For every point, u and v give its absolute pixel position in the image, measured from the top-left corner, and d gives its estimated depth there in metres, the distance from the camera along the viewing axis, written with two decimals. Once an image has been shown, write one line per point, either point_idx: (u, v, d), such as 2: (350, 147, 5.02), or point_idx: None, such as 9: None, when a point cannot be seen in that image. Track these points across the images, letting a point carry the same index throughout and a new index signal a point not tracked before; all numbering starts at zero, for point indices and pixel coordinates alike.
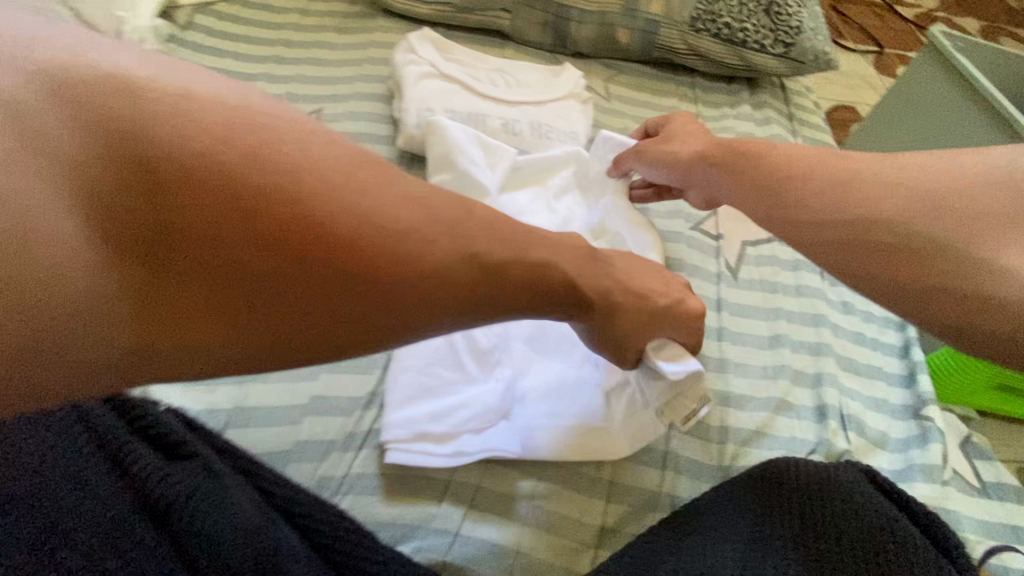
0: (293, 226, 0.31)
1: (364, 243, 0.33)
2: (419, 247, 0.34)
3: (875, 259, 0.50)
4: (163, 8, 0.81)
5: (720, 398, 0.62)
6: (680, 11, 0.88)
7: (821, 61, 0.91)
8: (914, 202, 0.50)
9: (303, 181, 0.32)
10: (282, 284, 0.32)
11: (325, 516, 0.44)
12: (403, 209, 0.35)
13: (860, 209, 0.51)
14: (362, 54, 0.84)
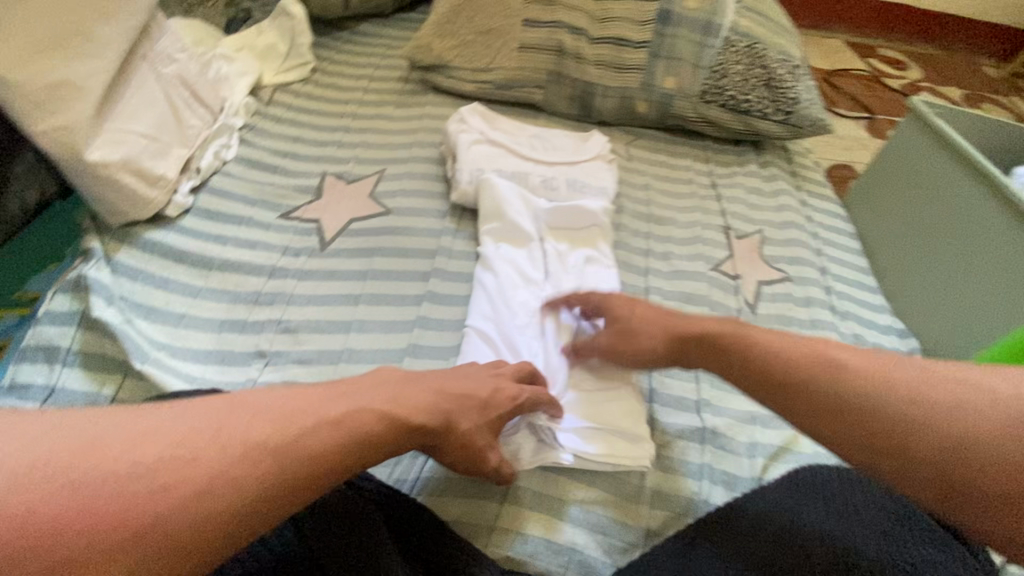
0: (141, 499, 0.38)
1: (222, 456, 0.41)
2: (260, 446, 0.42)
3: (874, 461, 0.49)
4: (250, 88, 0.96)
5: (747, 417, 0.68)
6: (691, 86, 1.01)
7: (818, 126, 1.03)
8: (927, 408, 0.48)
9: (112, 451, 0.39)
10: (183, 510, 0.38)
11: (411, 508, 0.53)
12: (205, 428, 0.42)
13: (870, 439, 0.49)
14: (417, 124, 0.98)
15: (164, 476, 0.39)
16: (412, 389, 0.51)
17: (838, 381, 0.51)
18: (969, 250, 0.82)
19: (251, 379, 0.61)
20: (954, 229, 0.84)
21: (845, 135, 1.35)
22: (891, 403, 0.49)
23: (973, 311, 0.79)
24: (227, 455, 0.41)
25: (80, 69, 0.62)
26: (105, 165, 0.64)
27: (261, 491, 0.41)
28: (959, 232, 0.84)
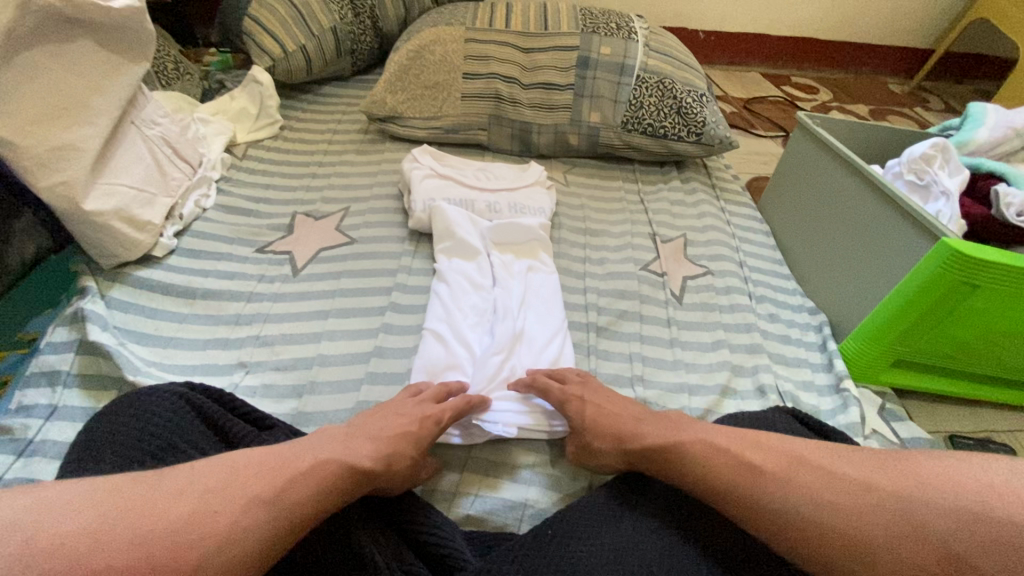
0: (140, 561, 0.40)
1: (223, 518, 0.44)
2: (256, 501, 0.46)
3: (795, 541, 0.52)
4: (226, 146, 1.08)
5: (676, 387, 0.79)
6: (614, 118, 1.16)
7: (725, 143, 1.19)
8: (834, 500, 0.52)
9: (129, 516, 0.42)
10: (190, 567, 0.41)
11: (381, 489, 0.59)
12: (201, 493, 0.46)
13: (788, 518, 0.52)
14: (377, 167, 1.11)
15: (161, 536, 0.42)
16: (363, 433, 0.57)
17: (747, 477, 0.56)
18: (859, 237, 0.93)
19: (234, 385, 0.69)
20: (846, 220, 0.96)
21: (762, 152, 1.53)
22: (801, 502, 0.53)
23: (866, 289, 0.90)
24: (217, 518, 0.44)
25: (78, 134, 0.73)
26: (100, 213, 0.74)
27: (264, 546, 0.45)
28: (851, 224, 0.95)
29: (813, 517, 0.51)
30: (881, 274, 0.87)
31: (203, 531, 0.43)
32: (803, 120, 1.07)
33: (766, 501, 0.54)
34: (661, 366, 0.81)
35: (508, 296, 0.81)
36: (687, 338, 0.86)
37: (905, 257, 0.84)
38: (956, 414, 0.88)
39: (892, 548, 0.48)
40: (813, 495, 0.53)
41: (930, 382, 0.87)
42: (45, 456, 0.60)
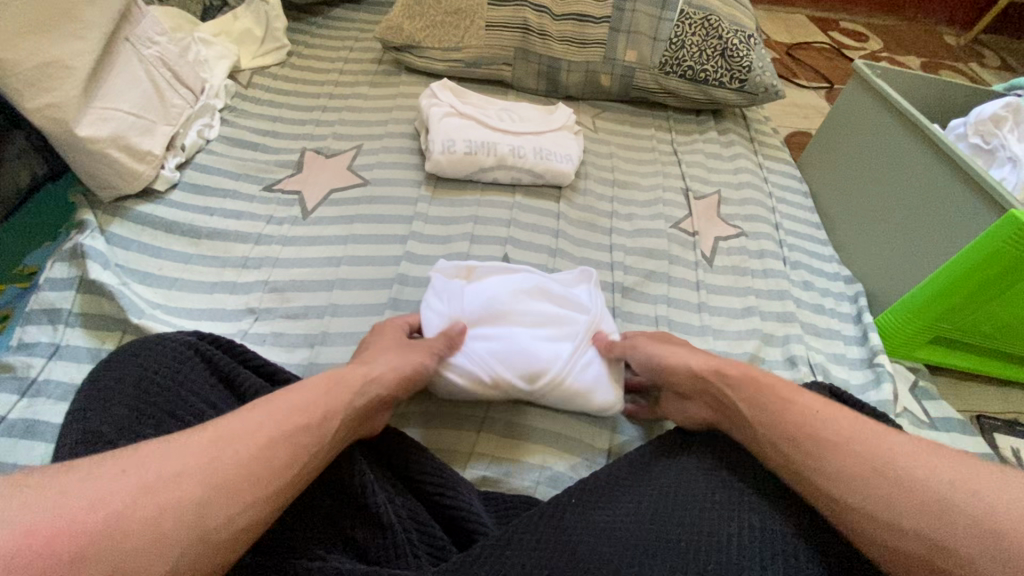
0: (202, 522, 0.37)
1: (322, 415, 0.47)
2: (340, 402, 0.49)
3: (831, 483, 0.47)
4: (229, 72, 1.00)
5: None
6: (651, 58, 1.07)
7: (770, 93, 1.10)
8: (872, 458, 0.48)
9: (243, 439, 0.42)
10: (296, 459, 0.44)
11: (395, 443, 0.55)
12: (294, 398, 0.47)
13: (822, 458, 0.49)
14: (392, 101, 1.03)
15: (253, 490, 0.40)
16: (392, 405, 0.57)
17: (797, 424, 0.52)
18: (908, 199, 0.86)
19: (242, 331, 0.65)
20: (896, 180, 0.89)
21: (802, 106, 1.42)
22: (842, 456, 0.48)
23: (913, 254, 0.84)
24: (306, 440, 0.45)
25: (67, 49, 0.66)
26: (95, 140, 0.68)
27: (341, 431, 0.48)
28: (902, 184, 0.88)
29: (819, 464, 0.49)
30: (931, 240, 0.81)
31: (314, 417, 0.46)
32: (861, 70, 0.98)
33: (805, 457, 0.50)
34: (688, 332, 0.77)
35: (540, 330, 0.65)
36: (716, 303, 0.82)
37: (961, 223, 0.78)
38: (987, 393, 0.84)
39: (879, 505, 0.45)
40: (844, 450, 0.49)
41: (957, 360, 0.82)
42: (49, 398, 0.57)
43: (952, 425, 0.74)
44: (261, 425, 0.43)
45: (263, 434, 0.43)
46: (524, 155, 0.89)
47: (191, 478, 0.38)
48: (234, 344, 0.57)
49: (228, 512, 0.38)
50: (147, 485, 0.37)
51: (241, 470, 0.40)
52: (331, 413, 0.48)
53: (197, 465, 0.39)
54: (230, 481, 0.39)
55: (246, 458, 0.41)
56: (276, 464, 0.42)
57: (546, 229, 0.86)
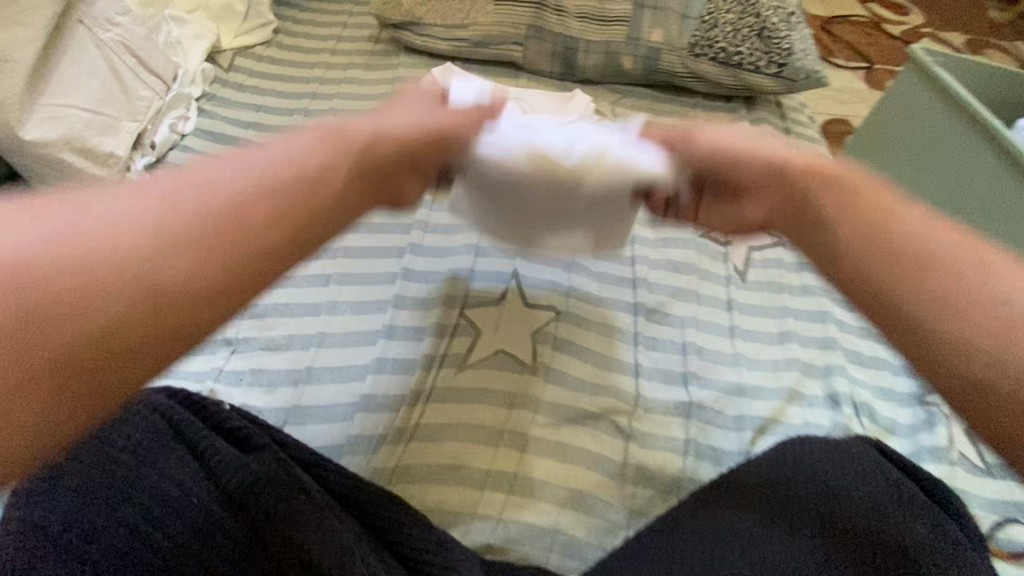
0: (84, 270, 0.30)
1: (305, 228, 0.37)
2: (322, 185, 0.39)
3: (876, 250, 0.42)
4: (208, 53, 0.89)
5: (735, 389, 0.66)
6: (679, 38, 0.96)
7: (812, 80, 0.98)
8: (916, 240, 0.41)
9: (209, 209, 0.34)
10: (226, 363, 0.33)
11: (389, 516, 0.48)
12: (282, 171, 0.38)
13: (876, 222, 0.43)
14: (389, 87, 0.92)
15: (181, 293, 0.31)
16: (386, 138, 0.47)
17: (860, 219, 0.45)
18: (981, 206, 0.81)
19: (217, 369, 0.58)
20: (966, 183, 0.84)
21: (840, 90, 1.30)
22: (860, 229, 0.44)
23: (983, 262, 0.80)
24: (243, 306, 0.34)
25: (6, 39, 0.57)
26: (46, 143, 0.60)
27: (325, 210, 0.39)
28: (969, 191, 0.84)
29: (848, 233, 0.44)
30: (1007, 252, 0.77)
31: (309, 221, 0.37)
32: (917, 56, 0.88)
33: (841, 240, 0.44)
34: (719, 360, 0.69)
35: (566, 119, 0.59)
36: (750, 326, 0.73)
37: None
38: None
39: (936, 308, 0.38)
40: (909, 243, 0.41)
41: None
42: None
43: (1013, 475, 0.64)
44: (187, 190, 0.34)
45: (206, 185, 0.35)
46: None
47: (82, 238, 0.30)
48: (202, 400, 0.50)
49: (146, 315, 0.30)
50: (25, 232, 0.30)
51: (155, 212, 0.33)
52: (317, 208, 0.38)
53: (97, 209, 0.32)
54: (135, 244, 0.31)
55: (155, 218, 0.33)
56: (199, 224, 0.33)
57: None
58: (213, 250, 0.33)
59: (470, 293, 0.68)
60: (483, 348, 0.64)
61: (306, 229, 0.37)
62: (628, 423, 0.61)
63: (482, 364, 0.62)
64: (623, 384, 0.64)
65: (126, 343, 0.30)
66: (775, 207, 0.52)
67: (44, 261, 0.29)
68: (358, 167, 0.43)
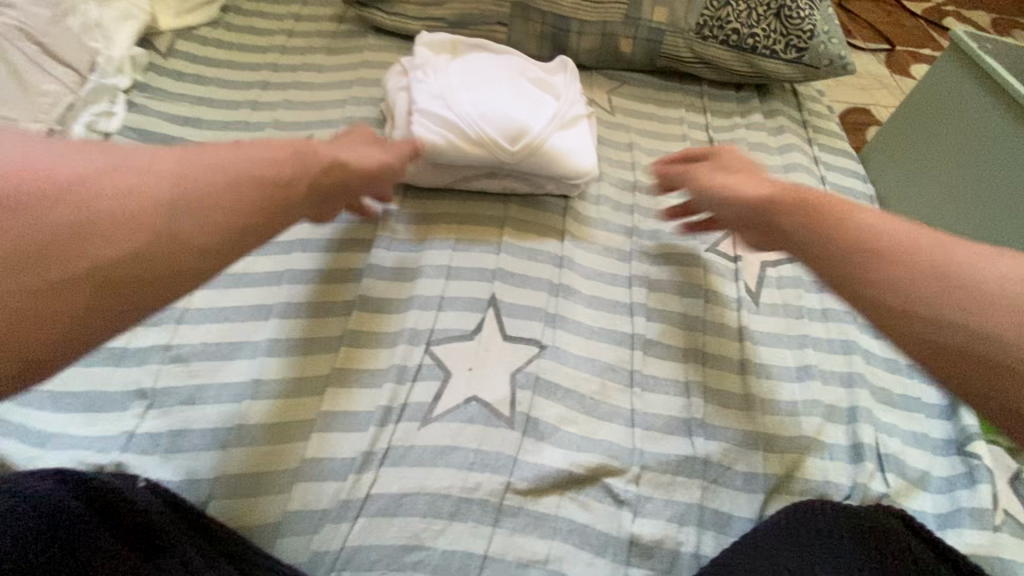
0: (3, 260, 0.34)
1: (224, 237, 0.42)
2: (247, 203, 0.43)
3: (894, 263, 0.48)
4: (142, 35, 0.78)
5: (747, 439, 0.57)
6: (685, 18, 0.85)
7: (837, 66, 0.86)
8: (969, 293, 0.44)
9: (139, 204, 0.39)
10: (131, 302, 0.38)
11: None
12: (220, 168, 0.43)
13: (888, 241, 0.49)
14: (353, 75, 0.81)
15: (114, 266, 0.37)
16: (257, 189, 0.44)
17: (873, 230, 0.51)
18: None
19: (127, 433, 0.48)
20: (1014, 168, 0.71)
21: (860, 76, 1.18)
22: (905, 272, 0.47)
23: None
24: (165, 258, 0.39)
25: None
26: None
27: (233, 245, 0.42)
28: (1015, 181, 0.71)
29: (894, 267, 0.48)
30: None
31: (225, 245, 0.42)
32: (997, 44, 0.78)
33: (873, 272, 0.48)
34: (729, 403, 0.59)
35: (494, 112, 0.66)
36: (764, 359, 0.63)
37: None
38: None
39: (956, 306, 0.44)
40: (911, 259, 0.48)
41: None
42: None
43: None
44: (129, 187, 0.39)
45: (134, 190, 0.39)
46: (541, 135, 0.66)
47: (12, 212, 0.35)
48: (99, 484, 0.42)
49: (77, 270, 0.36)
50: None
51: (92, 208, 0.37)
52: (235, 244, 0.43)
53: (51, 180, 0.37)
54: (43, 244, 0.35)
55: (91, 212, 0.37)
56: (145, 199, 0.39)
57: (546, 256, 0.66)
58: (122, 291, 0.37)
59: (437, 327, 0.58)
60: (452, 396, 0.54)
61: (217, 246, 0.41)
62: (623, 486, 0.51)
63: (448, 417, 0.52)
64: (616, 436, 0.54)
65: (26, 314, 0.34)
66: (768, 235, 0.60)
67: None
68: (276, 166, 0.47)
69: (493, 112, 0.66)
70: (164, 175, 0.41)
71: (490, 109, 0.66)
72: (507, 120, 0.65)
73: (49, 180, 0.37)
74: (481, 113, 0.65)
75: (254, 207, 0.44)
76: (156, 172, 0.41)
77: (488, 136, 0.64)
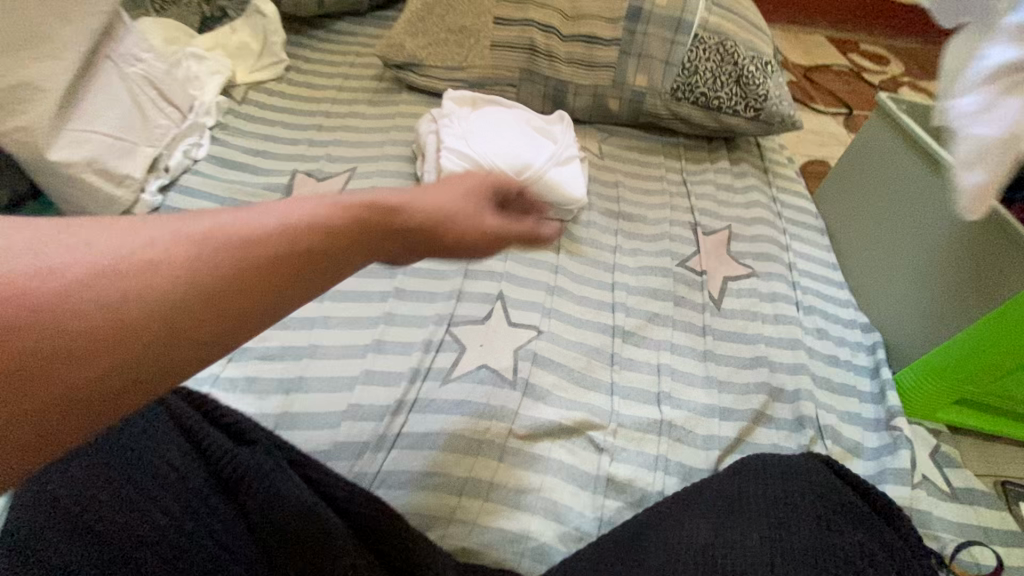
0: (122, 318, 0.29)
1: (408, 233, 0.41)
2: (381, 212, 0.39)
3: None
4: (223, 88, 0.96)
5: (707, 409, 0.69)
6: (662, 83, 1.03)
7: (786, 123, 1.06)
8: None
9: (258, 228, 0.34)
10: (248, 325, 0.33)
11: (366, 510, 0.51)
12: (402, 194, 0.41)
13: None
14: (390, 122, 0.99)
15: (234, 284, 0.32)
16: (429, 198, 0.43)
17: None
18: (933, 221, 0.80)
19: (213, 376, 0.61)
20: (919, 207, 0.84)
21: (818, 134, 1.37)
22: None
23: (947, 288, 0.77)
24: (300, 283, 0.35)
25: (44, 70, 0.62)
26: (70, 164, 0.65)
27: (345, 254, 0.37)
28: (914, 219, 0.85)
29: None
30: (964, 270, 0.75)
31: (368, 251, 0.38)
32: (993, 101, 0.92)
33: None
34: (692, 382, 0.72)
35: (504, 151, 0.83)
36: (724, 351, 0.76)
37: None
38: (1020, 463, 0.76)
39: None
40: None
41: (979, 422, 0.75)
42: None
43: (975, 497, 0.67)
44: (250, 230, 0.33)
45: (241, 221, 0.34)
46: (542, 169, 0.82)
47: (117, 229, 0.31)
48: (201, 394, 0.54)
49: (185, 290, 0.30)
50: (98, 255, 0.29)
51: (217, 283, 0.31)
52: (369, 245, 0.39)
53: (173, 237, 0.32)
54: (168, 264, 0.30)
55: (218, 251, 0.32)
56: (209, 328, 0.31)
57: (545, 265, 0.81)
58: (227, 308, 0.32)
59: (456, 314, 0.72)
60: (467, 364, 0.67)
61: (316, 257, 0.35)
62: (603, 437, 0.64)
63: (462, 379, 0.65)
64: (598, 401, 0.67)
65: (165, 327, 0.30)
66: None
67: (94, 273, 0.29)
68: (398, 198, 0.41)
69: (503, 151, 0.83)
70: (287, 221, 0.34)
71: (501, 148, 0.83)
72: (513, 157, 0.82)
73: (151, 224, 0.32)
74: (495, 151, 0.82)
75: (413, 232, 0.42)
76: (257, 225, 0.34)
77: (500, 168, 0.80)
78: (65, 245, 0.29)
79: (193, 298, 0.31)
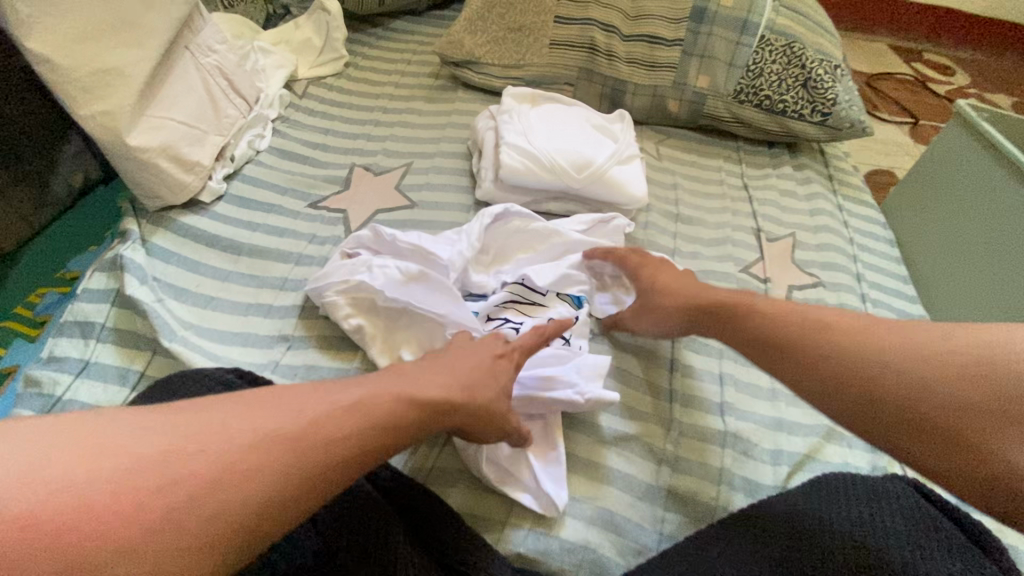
0: (173, 516, 0.38)
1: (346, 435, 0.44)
2: (343, 440, 0.44)
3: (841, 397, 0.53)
4: (286, 81, 0.98)
5: (772, 423, 0.66)
6: (725, 85, 1.00)
7: (857, 129, 1.00)
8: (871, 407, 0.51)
9: (238, 474, 0.40)
10: (293, 490, 0.42)
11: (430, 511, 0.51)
12: (343, 419, 0.45)
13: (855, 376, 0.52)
14: (446, 119, 0.99)
15: (256, 496, 0.40)
16: (429, 384, 0.50)
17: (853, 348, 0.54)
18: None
19: (274, 361, 0.61)
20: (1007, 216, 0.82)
21: (884, 143, 1.31)
22: (892, 378, 0.51)
23: None
24: (288, 503, 0.41)
25: (128, 57, 0.64)
26: (144, 149, 0.66)
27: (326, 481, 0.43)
28: (999, 226, 0.82)
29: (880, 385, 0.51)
30: None
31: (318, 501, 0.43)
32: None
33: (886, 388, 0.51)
34: (756, 394, 0.68)
35: (563, 148, 0.81)
36: None
37: None
38: None
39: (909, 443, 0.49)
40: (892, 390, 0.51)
41: None
42: None
43: None
44: (226, 471, 0.40)
45: (256, 438, 0.42)
46: (603, 168, 0.80)
47: (166, 491, 0.38)
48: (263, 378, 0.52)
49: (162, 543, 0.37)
50: (96, 486, 0.37)
51: (222, 476, 0.40)
52: (328, 476, 0.43)
53: (189, 459, 0.40)
54: (214, 485, 0.39)
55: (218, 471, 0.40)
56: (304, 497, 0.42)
57: None
58: (252, 494, 0.40)
59: None
60: None
61: (304, 462, 0.42)
62: (663, 447, 0.61)
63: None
64: (657, 409, 0.65)
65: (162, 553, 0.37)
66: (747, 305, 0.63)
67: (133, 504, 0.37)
68: (372, 389, 0.48)
69: (562, 148, 0.81)
70: (274, 462, 0.42)
71: (561, 146, 0.82)
72: (572, 154, 0.81)
73: (210, 426, 0.42)
74: (555, 148, 0.81)
75: (372, 425, 0.45)
76: (253, 448, 0.41)
77: (559, 165, 0.79)
78: (127, 443, 0.40)
79: (233, 471, 0.40)
